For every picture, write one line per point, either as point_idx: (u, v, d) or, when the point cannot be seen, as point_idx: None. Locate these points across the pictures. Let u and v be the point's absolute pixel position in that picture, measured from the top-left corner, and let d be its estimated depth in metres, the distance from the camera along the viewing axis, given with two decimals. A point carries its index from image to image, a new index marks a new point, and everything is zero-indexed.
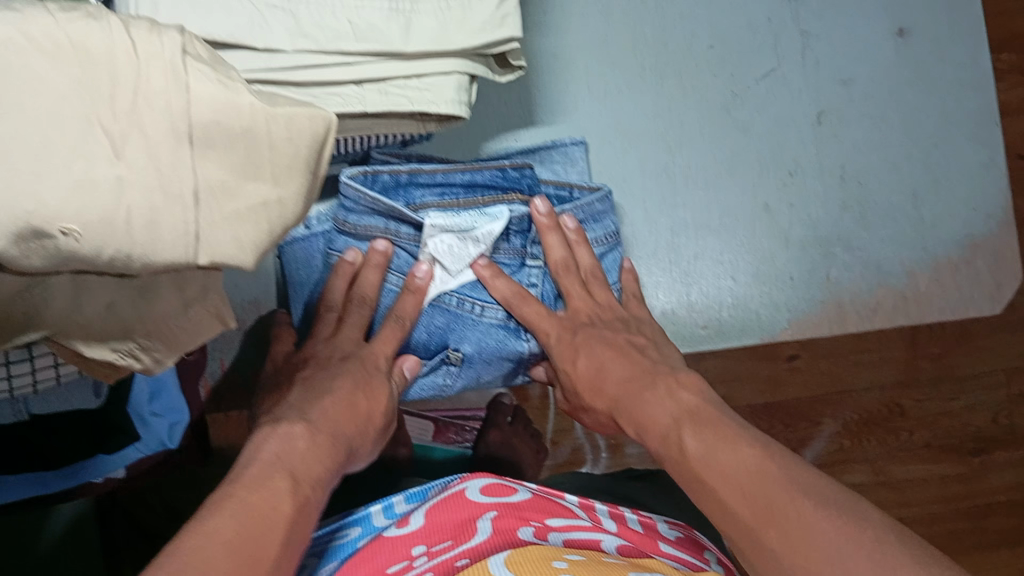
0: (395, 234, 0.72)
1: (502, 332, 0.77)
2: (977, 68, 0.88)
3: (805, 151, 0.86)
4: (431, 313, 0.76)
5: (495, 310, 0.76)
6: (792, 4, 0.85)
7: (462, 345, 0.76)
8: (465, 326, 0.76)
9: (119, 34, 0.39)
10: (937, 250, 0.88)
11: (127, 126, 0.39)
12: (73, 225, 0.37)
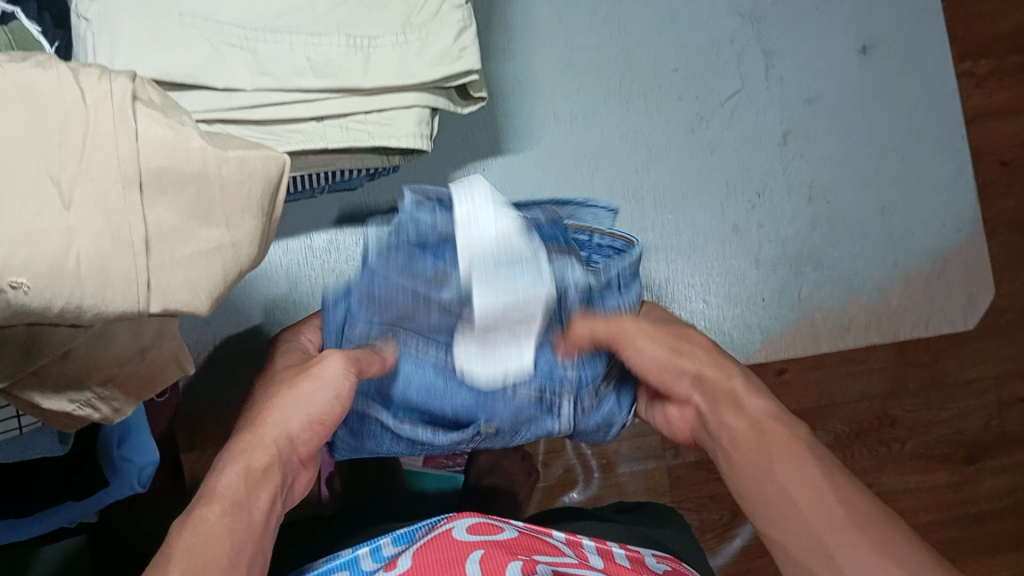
0: (425, 298, 0.60)
1: (536, 407, 0.63)
2: (940, 84, 0.89)
3: (772, 170, 0.86)
4: (455, 391, 0.62)
5: (528, 387, 0.62)
6: (755, 24, 0.86)
7: (495, 420, 0.63)
8: (495, 401, 0.63)
9: (69, 85, 0.40)
10: (908, 264, 0.88)
11: (76, 173, 0.39)
12: (22, 278, 0.36)
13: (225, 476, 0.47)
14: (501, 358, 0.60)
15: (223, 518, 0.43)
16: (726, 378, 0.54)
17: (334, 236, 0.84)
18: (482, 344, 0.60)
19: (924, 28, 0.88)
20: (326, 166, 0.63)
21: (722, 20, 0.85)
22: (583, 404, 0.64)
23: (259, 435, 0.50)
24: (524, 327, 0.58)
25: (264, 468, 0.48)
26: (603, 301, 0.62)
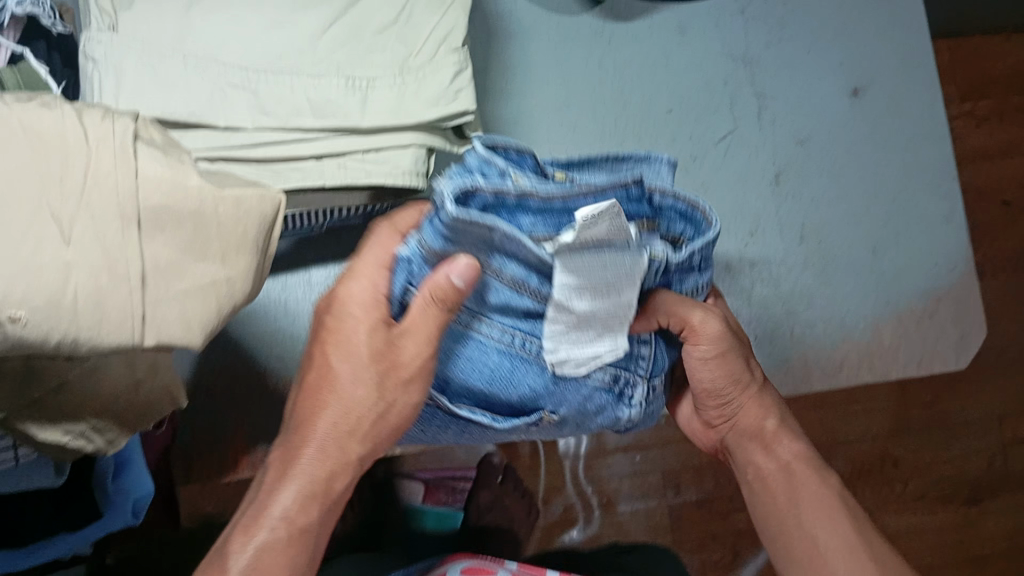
0: (495, 271, 0.47)
1: (605, 396, 0.55)
2: (934, 120, 0.78)
3: (764, 209, 0.76)
4: (523, 372, 0.53)
5: (604, 373, 0.54)
6: (744, 62, 0.77)
7: (559, 408, 0.55)
8: (564, 389, 0.54)
9: (72, 121, 0.41)
10: (902, 303, 0.77)
11: (76, 210, 0.40)
12: (21, 310, 0.37)
13: (286, 496, 0.48)
14: (591, 345, 0.51)
15: (288, 555, 0.47)
16: (762, 416, 0.59)
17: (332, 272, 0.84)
18: (568, 328, 0.49)
19: (919, 68, 0.78)
20: (324, 206, 0.63)
21: (711, 57, 0.77)
22: (652, 392, 0.56)
23: (333, 442, 0.49)
24: (614, 313, 0.48)
25: (336, 492, 0.50)
26: (678, 291, 0.54)
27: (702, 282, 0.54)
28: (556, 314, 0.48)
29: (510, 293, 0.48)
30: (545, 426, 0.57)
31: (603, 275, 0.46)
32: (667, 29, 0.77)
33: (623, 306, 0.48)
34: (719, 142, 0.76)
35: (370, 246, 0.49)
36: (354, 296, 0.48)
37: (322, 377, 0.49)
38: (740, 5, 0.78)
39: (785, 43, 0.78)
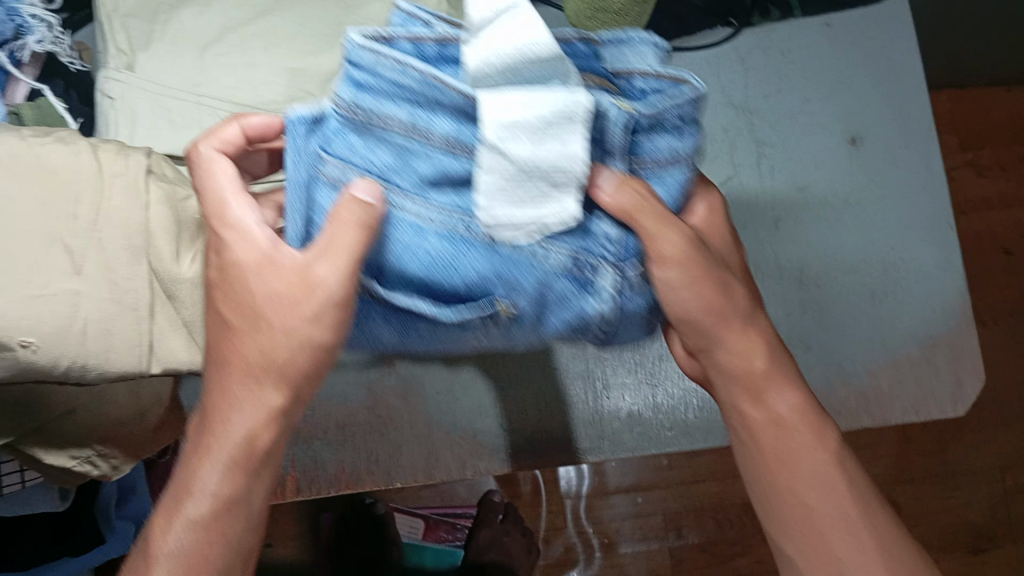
0: (424, 136, 0.39)
1: (568, 285, 0.42)
2: (930, 172, 0.78)
3: (763, 255, 0.77)
4: (467, 254, 0.40)
5: (563, 251, 0.41)
6: (745, 114, 0.79)
7: (515, 295, 0.42)
8: (517, 272, 0.41)
9: (86, 158, 0.43)
10: (898, 349, 0.76)
11: (87, 242, 0.42)
12: (32, 337, 0.38)
13: (211, 471, 0.41)
14: (533, 205, 0.38)
15: (215, 533, 0.41)
16: (748, 353, 0.47)
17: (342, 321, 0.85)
18: (502, 184, 0.37)
19: (915, 120, 0.79)
20: None
21: (711, 108, 0.79)
22: (630, 276, 0.43)
23: (247, 379, 0.41)
24: (562, 165, 0.36)
25: (262, 449, 0.42)
26: (649, 166, 0.43)
27: (681, 150, 0.43)
28: (487, 162, 0.36)
29: (439, 161, 0.39)
30: (501, 323, 0.44)
31: (536, 111, 0.35)
32: None
33: (572, 156, 0.36)
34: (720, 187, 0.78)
35: (199, 170, 0.44)
36: (231, 240, 0.42)
37: (222, 330, 0.42)
38: (740, 54, 0.80)
39: (786, 94, 0.79)
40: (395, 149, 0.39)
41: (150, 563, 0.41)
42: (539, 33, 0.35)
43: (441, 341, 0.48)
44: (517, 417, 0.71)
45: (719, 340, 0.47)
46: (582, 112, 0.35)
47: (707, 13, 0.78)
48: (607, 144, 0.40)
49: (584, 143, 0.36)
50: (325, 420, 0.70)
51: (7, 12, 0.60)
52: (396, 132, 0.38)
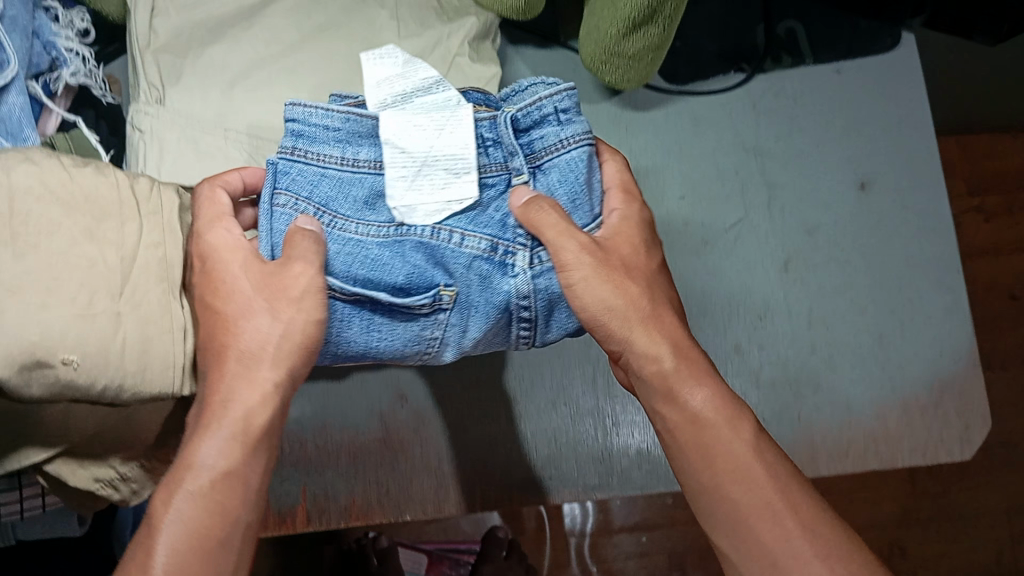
0: (354, 164, 0.51)
1: (487, 268, 0.51)
2: (938, 217, 0.80)
3: (774, 294, 0.77)
4: (401, 251, 0.51)
5: (477, 238, 0.51)
6: (758, 157, 0.80)
7: (455, 281, 0.51)
8: (447, 260, 0.51)
9: (124, 190, 0.48)
10: (906, 391, 0.76)
11: (129, 269, 0.45)
12: (74, 355, 0.41)
13: (210, 442, 0.45)
14: (439, 192, 0.51)
15: (214, 502, 0.44)
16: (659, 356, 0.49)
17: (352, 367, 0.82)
18: (408, 178, 0.51)
19: (923, 167, 0.80)
20: None
21: (725, 149, 0.80)
22: (544, 257, 0.51)
23: (241, 361, 0.47)
24: (457, 158, 0.51)
25: (258, 429, 0.46)
26: (552, 154, 0.51)
27: (568, 137, 0.51)
28: (392, 164, 0.50)
29: (370, 180, 0.51)
30: (446, 312, 0.51)
31: (423, 120, 0.51)
32: (682, 118, 0.80)
33: (461, 148, 0.51)
34: (731, 227, 0.78)
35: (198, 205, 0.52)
36: (218, 245, 0.50)
37: (218, 323, 0.48)
38: (751, 98, 0.81)
39: (796, 138, 0.80)
40: (331, 180, 0.51)
41: (153, 531, 0.43)
42: (419, 79, 0.54)
43: (404, 353, 0.52)
44: (529, 453, 0.72)
45: (626, 340, 0.50)
46: (465, 117, 0.51)
47: (719, 59, 0.82)
48: (501, 145, 0.52)
49: (471, 142, 0.51)
50: (336, 449, 0.71)
51: (44, 45, 0.62)
52: (331, 167, 0.51)
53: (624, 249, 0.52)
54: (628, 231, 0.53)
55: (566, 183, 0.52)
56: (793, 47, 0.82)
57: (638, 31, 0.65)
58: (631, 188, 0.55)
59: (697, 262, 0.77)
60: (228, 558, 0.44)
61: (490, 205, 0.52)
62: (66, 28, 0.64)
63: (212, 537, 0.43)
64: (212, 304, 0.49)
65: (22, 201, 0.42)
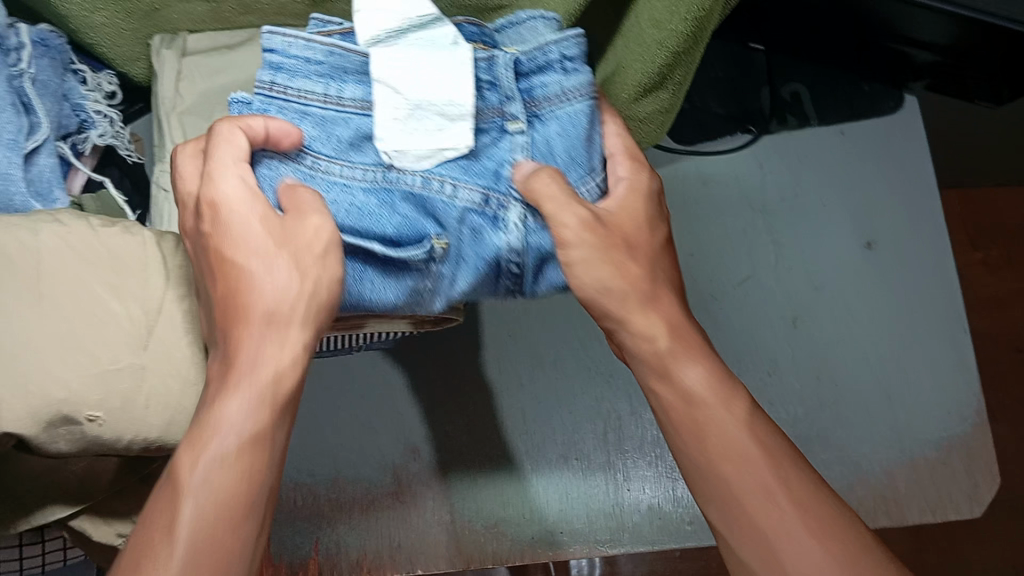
0: (337, 101, 0.51)
1: (477, 221, 0.52)
2: (942, 276, 0.81)
3: (782, 350, 0.78)
4: (394, 203, 0.51)
5: (469, 189, 0.51)
6: (765, 216, 0.81)
7: (447, 231, 0.51)
8: (436, 211, 0.51)
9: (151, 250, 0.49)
10: (914, 449, 0.77)
11: (153, 323, 0.47)
12: (98, 411, 0.43)
13: (236, 403, 0.43)
14: (435, 137, 0.51)
15: (243, 467, 0.42)
16: (652, 335, 0.50)
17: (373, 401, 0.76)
18: (403, 120, 0.51)
19: (929, 227, 0.82)
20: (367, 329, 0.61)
21: (734, 208, 0.81)
22: (534, 214, 0.52)
23: (269, 322, 0.45)
24: (453, 103, 0.51)
25: (285, 395, 0.45)
26: (552, 104, 0.53)
27: (571, 88, 0.53)
28: (386, 102, 0.51)
29: (356, 120, 0.51)
30: (441, 265, 0.51)
31: (421, 60, 0.51)
32: (691, 177, 0.82)
33: (460, 94, 0.51)
34: (739, 284, 0.80)
35: (212, 144, 0.47)
36: (230, 196, 0.46)
37: (233, 287, 0.46)
38: (758, 159, 0.83)
39: (802, 199, 0.82)
40: (312, 118, 0.50)
41: (179, 492, 0.41)
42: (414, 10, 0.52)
43: (394, 307, 0.51)
44: (542, 507, 0.73)
45: (623, 318, 0.50)
46: (466, 58, 0.52)
47: (727, 120, 0.83)
48: (498, 88, 0.53)
49: (468, 85, 0.51)
50: (349, 504, 0.72)
51: (73, 107, 0.64)
52: (312, 102, 0.50)
53: (621, 226, 0.52)
54: (628, 208, 0.54)
55: (566, 136, 0.53)
56: (798, 109, 0.84)
57: (649, 96, 0.67)
58: (637, 159, 0.56)
59: (707, 318, 0.78)
60: (253, 525, 0.41)
61: (482, 152, 0.53)
62: (95, 91, 0.66)
63: (242, 501, 0.41)
64: (224, 265, 0.46)
65: (49, 260, 0.45)
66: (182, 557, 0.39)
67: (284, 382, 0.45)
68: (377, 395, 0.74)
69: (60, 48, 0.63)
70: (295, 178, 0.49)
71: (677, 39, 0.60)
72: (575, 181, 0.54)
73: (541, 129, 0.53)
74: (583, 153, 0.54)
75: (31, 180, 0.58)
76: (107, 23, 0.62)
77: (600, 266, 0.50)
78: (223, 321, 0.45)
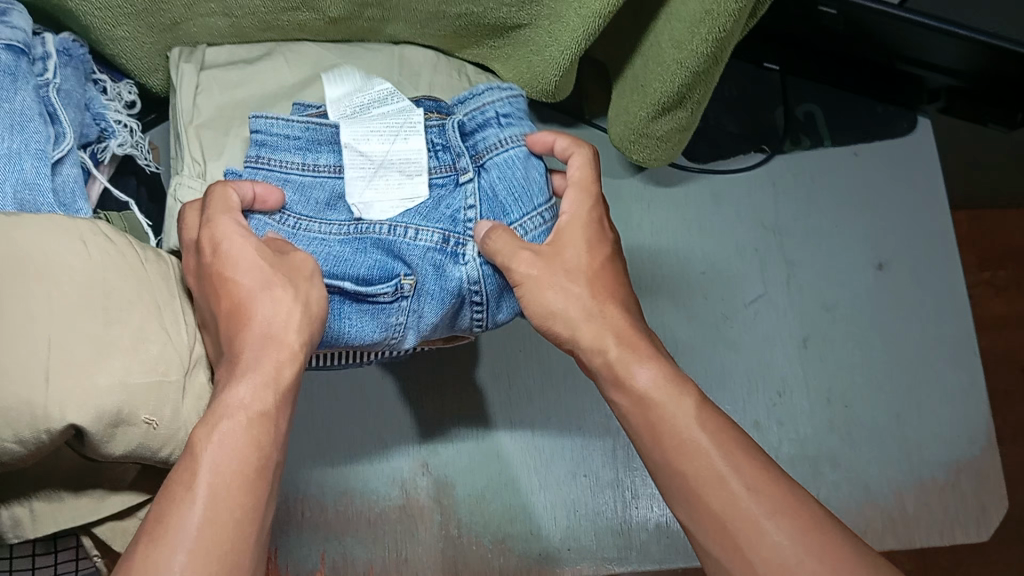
0: (313, 166, 0.55)
1: (439, 258, 0.54)
2: (954, 299, 0.81)
3: (792, 371, 0.78)
4: (365, 249, 0.53)
5: (429, 232, 0.54)
6: (776, 236, 0.81)
7: (413, 269, 0.53)
8: (402, 252, 0.53)
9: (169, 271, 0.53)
10: (923, 471, 0.76)
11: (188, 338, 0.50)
12: (154, 415, 0.46)
13: (245, 385, 0.44)
14: (395, 193, 0.55)
15: (254, 438, 0.43)
16: (602, 340, 0.51)
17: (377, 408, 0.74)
18: (366, 180, 0.55)
19: (941, 250, 0.82)
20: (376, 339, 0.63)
21: (745, 228, 0.82)
22: None
23: (279, 313, 0.47)
24: (411, 163, 0.56)
25: (288, 382, 0.46)
26: (490, 153, 0.54)
27: (508, 136, 0.54)
28: (348, 163, 0.55)
29: (331, 183, 0.55)
30: (409, 301, 0.53)
31: (380, 126, 0.56)
32: (704, 197, 0.82)
33: (416, 153, 0.56)
34: (750, 303, 0.80)
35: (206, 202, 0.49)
36: (223, 234, 0.48)
37: (231, 301, 0.47)
38: (771, 178, 0.83)
39: (814, 221, 0.82)
40: (292, 184, 0.54)
41: (197, 459, 0.41)
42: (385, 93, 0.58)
43: (373, 341, 0.53)
44: (549, 524, 0.73)
45: (575, 327, 0.52)
46: (419, 124, 0.56)
47: (741, 139, 0.84)
48: (450, 149, 0.56)
49: (422, 147, 0.56)
50: (357, 517, 0.71)
51: (94, 116, 0.65)
52: (293, 171, 0.54)
53: (565, 253, 0.53)
54: (574, 238, 0.54)
55: (505, 179, 0.54)
56: (812, 130, 0.84)
57: (666, 114, 0.68)
58: (590, 191, 0.55)
59: (717, 336, 0.79)
60: (263, 496, 0.42)
61: (440, 204, 0.55)
62: (114, 100, 0.67)
63: (252, 471, 0.42)
64: (225, 283, 0.47)
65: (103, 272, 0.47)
66: (200, 520, 0.39)
67: (283, 371, 0.46)
68: (386, 408, 0.74)
69: (82, 58, 0.64)
70: (279, 233, 0.52)
71: (697, 59, 0.61)
72: (517, 218, 0.54)
73: (490, 178, 0.54)
74: (531, 197, 0.54)
75: (58, 189, 0.59)
76: (129, 36, 0.63)
77: (552, 286, 0.52)
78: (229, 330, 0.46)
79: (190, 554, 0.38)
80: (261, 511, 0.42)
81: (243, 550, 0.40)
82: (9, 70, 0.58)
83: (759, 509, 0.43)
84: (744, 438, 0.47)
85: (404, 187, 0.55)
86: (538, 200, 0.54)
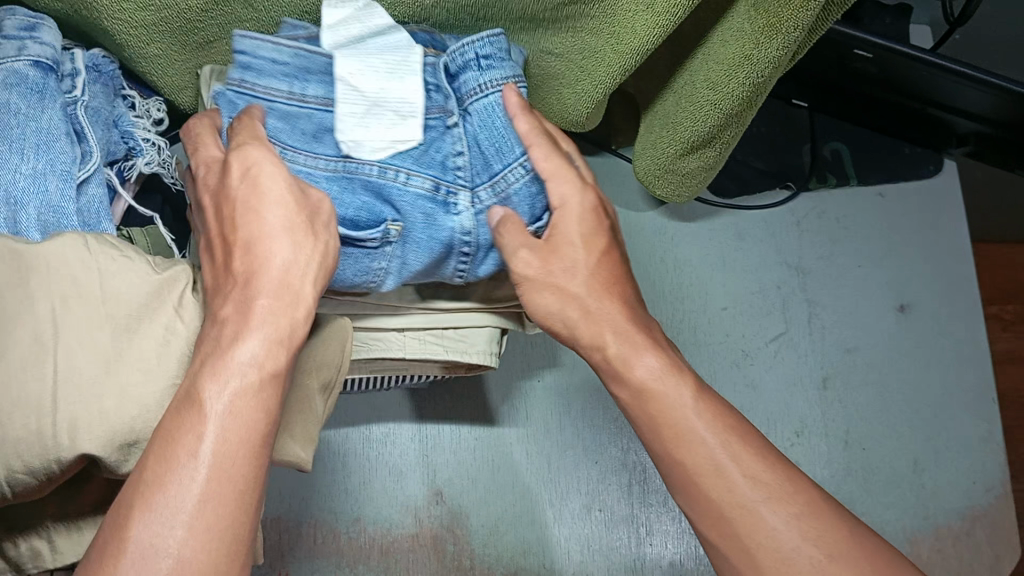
0: (300, 97, 0.54)
1: (430, 206, 0.54)
2: (974, 347, 0.80)
3: (810, 411, 0.78)
4: (350, 187, 0.53)
5: (422, 179, 0.53)
6: (799, 274, 0.81)
7: (405, 212, 0.53)
8: (391, 195, 0.53)
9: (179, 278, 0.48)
10: (938, 518, 0.76)
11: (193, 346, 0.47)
12: None
13: (253, 341, 0.43)
14: (388, 131, 0.53)
15: (263, 401, 0.42)
16: (599, 333, 0.53)
17: (391, 430, 0.74)
18: (359, 116, 0.53)
19: (963, 294, 0.82)
20: (400, 371, 0.64)
21: (768, 266, 0.81)
22: (481, 197, 0.54)
23: (298, 266, 0.46)
24: (406, 102, 0.54)
25: (297, 340, 0.45)
26: (473, 97, 0.54)
27: (487, 81, 0.54)
28: (345, 98, 0.53)
29: (318, 115, 0.54)
30: (396, 247, 0.54)
31: (376, 63, 0.54)
32: (727, 232, 0.82)
33: (410, 94, 0.54)
34: (771, 341, 0.79)
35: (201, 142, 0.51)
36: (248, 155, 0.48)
37: (251, 248, 0.46)
38: (796, 217, 0.83)
39: (838, 260, 0.82)
40: (277, 113, 0.53)
41: (203, 421, 0.40)
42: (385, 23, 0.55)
43: (352, 282, 0.55)
44: (562, 557, 0.73)
45: (573, 323, 0.54)
46: (416, 62, 0.54)
47: (766, 175, 0.83)
48: (443, 90, 0.55)
49: (419, 84, 0.54)
50: (370, 545, 0.71)
51: (121, 134, 0.63)
52: (279, 101, 0.53)
53: (561, 249, 0.54)
54: (567, 233, 0.55)
55: (486, 127, 0.54)
56: (839, 169, 0.84)
57: (695, 152, 0.67)
58: (569, 173, 0.54)
59: (736, 373, 0.78)
60: (263, 469, 0.42)
61: (432, 146, 0.54)
62: (143, 116, 0.66)
63: (253, 441, 0.41)
64: (246, 213, 0.47)
65: (116, 298, 0.45)
66: (201, 491, 0.39)
67: (297, 330, 0.45)
68: (402, 435, 0.74)
69: (112, 74, 0.63)
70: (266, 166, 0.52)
71: (732, 102, 0.60)
72: (502, 168, 0.54)
73: (483, 125, 0.54)
74: (509, 148, 0.54)
75: (81, 209, 0.57)
76: (160, 55, 0.61)
77: (544, 291, 0.54)
78: (234, 292, 0.45)
79: (190, 528, 0.39)
80: (258, 485, 0.41)
81: (235, 530, 0.40)
82: (35, 87, 0.57)
83: (767, 513, 0.45)
84: (768, 487, 0.46)
85: (396, 125, 0.54)
86: (518, 151, 0.54)
